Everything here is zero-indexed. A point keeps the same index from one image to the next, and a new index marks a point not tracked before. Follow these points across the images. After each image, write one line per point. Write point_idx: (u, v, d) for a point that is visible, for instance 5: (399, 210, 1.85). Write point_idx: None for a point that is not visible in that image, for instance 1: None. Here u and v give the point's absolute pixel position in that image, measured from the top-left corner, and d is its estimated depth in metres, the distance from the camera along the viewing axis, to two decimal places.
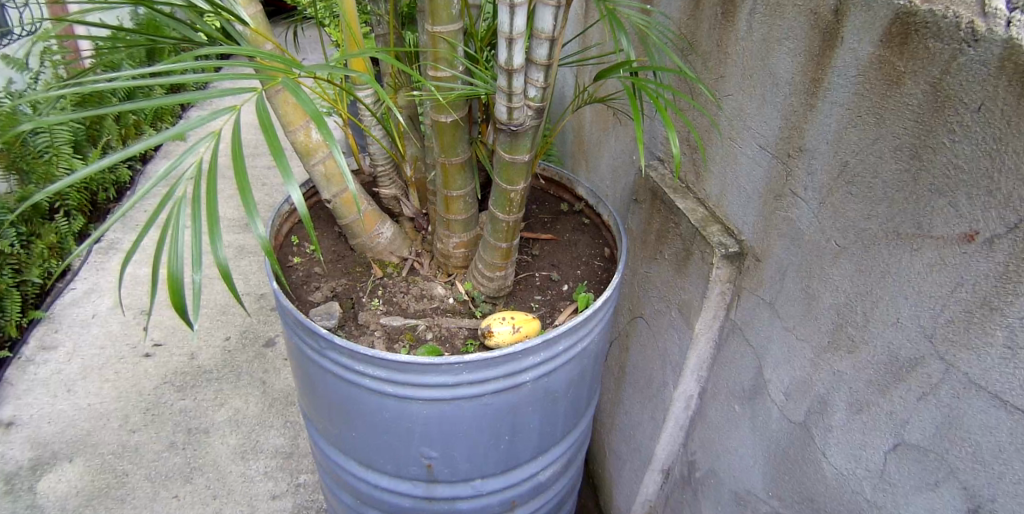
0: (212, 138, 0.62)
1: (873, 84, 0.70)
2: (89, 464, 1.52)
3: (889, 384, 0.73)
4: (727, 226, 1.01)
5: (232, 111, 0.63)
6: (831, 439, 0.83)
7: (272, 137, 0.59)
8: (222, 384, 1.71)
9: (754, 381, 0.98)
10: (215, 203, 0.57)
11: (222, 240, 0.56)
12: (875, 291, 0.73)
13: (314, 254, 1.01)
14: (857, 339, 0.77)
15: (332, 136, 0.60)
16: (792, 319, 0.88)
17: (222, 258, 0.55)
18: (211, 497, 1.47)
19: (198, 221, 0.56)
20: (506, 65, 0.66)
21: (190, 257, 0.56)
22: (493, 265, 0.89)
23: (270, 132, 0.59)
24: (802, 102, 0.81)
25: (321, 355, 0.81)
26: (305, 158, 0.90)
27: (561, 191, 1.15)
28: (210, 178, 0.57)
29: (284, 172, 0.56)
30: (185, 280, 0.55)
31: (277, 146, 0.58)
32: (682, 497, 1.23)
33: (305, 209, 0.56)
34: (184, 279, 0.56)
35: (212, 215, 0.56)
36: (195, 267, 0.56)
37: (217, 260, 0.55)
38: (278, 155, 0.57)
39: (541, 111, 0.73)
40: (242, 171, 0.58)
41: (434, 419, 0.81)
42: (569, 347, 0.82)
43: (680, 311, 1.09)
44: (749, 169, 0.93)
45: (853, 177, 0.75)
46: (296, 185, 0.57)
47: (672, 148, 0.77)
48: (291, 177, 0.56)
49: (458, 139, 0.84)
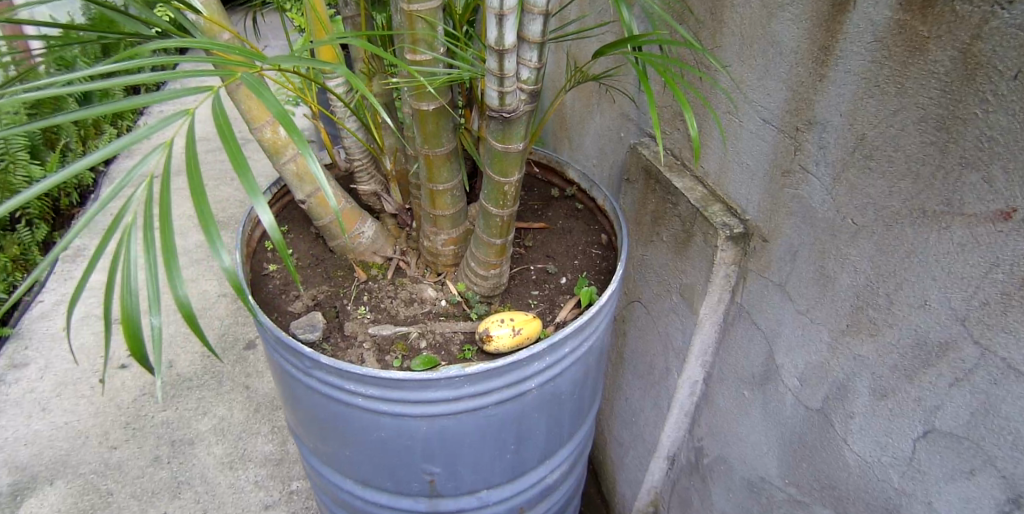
0: (165, 148, 0.55)
1: (892, 51, 0.64)
2: (72, 485, 1.43)
3: (916, 370, 0.69)
4: (729, 205, 0.95)
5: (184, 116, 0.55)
6: (852, 425, 0.79)
7: (234, 147, 0.51)
8: (204, 391, 1.64)
9: (765, 366, 0.93)
10: (171, 233, 0.50)
11: (182, 277, 0.49)
12: (899, 272, 0.68)
13: (291, 259, 0.95)
14: (879, 322, 0.72)
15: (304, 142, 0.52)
16: (805, 302, 0.83)
17: (183, 300, 0.49)
18: (202, 511, 1.41)
19: (153, 255, 0.50)
20: (497, 45, 0.60)
21: (148, 299, 0.50)
22: (487, 262, 0.83)
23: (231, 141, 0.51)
24: (811, 72, 0.75)
25: (307, 375, 0.75)
26: (274, 157, 0.86)
27: (550, 175, 1.09)
28: (164, 203, 0.50)
29: (249, 187, 0.49)
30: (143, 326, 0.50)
31: (239, 160, 0.51)
32: (691, 483, 1.20)
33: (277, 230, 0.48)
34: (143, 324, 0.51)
35: (168, 249, 0.49)
36: (153, 312, 0.50)
37: (179, 301, 0.49)
38: (241, 169, 0.50)
39: (535, 95, 0.66)
40: (202, 189, 0.51)
41: (435, 435, 0.76)
42: (573, 348, 0.77)
43: (682, 296, 1.05)
44: (752, 144, 0.88)
45: (871, 151, 0.69)
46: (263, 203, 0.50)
47: (690, 129, 0.71)
48: (257, 192, 0.49)
49: (442, 127, 0.77)
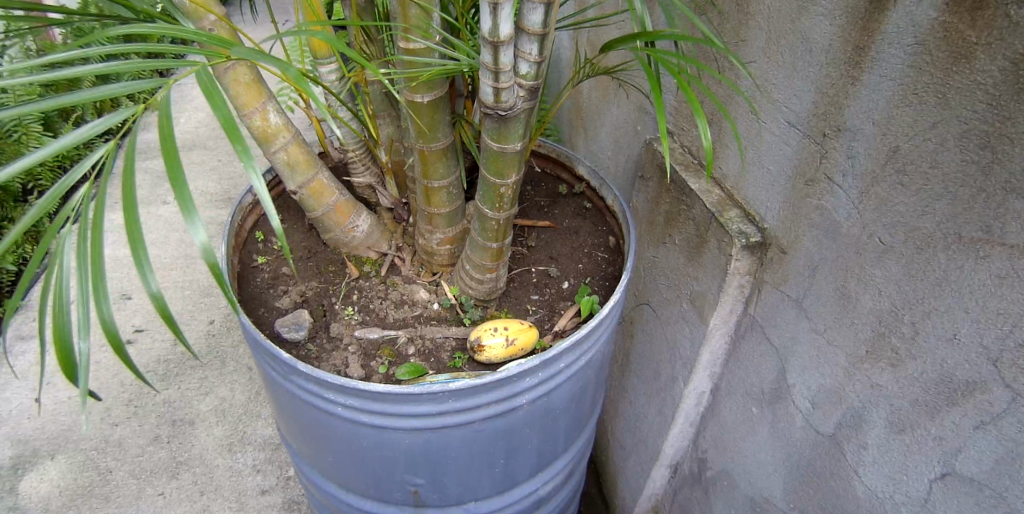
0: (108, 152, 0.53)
1: (934, 56, 0.58)
2: (72, 461, 1.41)
3: (939, 407, 0.63)
4: (746, 211, 0.89)
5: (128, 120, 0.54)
6: (865, 457, 0.74)
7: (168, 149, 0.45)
8: (207, 371, 1.59)
9: (775, 383, 0.88)
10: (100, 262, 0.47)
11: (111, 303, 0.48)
12: (928, 300, 0.62)
13: (282, 251, 0.91)
14: (902, 352, 0.66)
15: (249, 152, 0.45)
16: (822, 322, 0.77)
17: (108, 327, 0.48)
18: (198, 493, 1.38)
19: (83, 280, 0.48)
20: (492, 37, 0.53)
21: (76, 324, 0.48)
22: (482, 266, 0.78)
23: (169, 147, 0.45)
24: (842, 74, 0.68)
25: (287, 380, 0.71)
26: (264, 145, 0.79)
27: (559, 169, 1.03)
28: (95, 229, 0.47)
29: (186, 209, 0.43)
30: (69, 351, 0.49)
31: (177, 176, 0.44)
32: (692, 495, 1.15)
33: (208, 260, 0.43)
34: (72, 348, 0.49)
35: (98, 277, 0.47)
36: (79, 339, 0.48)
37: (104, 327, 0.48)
38: (177, 185, 0.44)
39: (534, 91, 0.60)
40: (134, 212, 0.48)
41: (419, 447, 0.72)
42: (569, 364, 0.73)
43: (692, 303, 0.99)
44: (773, 148, 0.81)
45: (905, 165, 0.63)
46: (201, 227, 0.44)
47: (704, 141, 0.62)
48: (192, 216, 0.43)
49: (437, 121, 0.72)
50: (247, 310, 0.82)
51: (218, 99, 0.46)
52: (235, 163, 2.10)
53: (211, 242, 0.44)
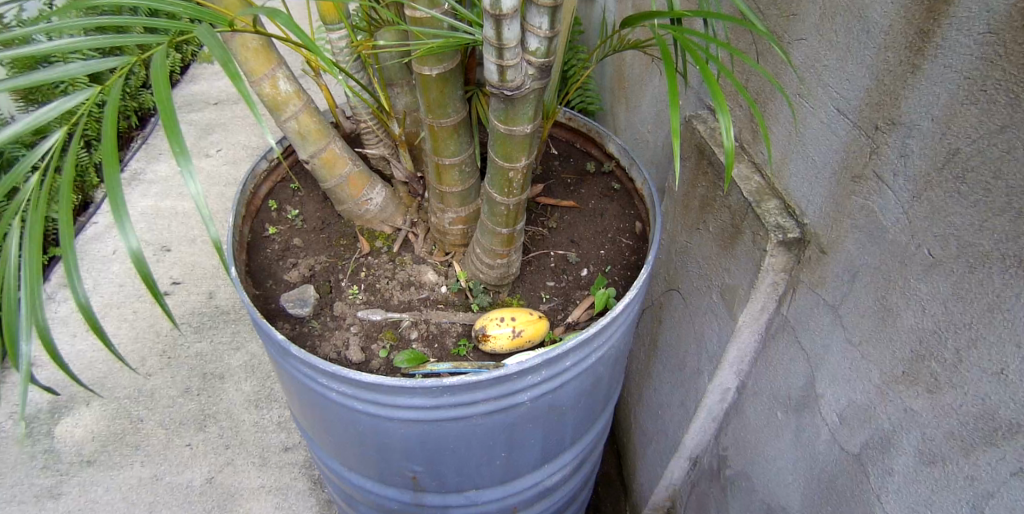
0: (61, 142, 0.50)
1: (1008, 48, 0.49)
2: (106, 408, 1.46)
3: (975, 445, 0.57)
4: (786, 203, 0.82)
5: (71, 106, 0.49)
6: (890, 483, 0.68)
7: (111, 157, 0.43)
8: (239, 325, 1.59)
9: (804, 391, 0.82)
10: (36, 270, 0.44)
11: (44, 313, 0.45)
12: (977, 325, 0.55)
13: (296, 221, 0.89)
14: (941, 378, 0.60)
15: (185, 154, 0.41)
16: (859, 333, 0.70)
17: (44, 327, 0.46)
18: (223, 447, 1.40)
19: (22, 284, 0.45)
20: (493, 9, 0.47)
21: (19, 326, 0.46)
22: (492, 251, 0.74)
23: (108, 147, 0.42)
24: (901, 60, 0.60)
25: (284, 360, 0.69)
26: (274, 113, 0.77)
27: (589, 145, 0.97)
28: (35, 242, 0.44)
29: (119, 222, 0.42)
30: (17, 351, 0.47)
31: (110, 173, 0.42)
32: (710, 490, 1.11)
33: (140, 270, 0.43)
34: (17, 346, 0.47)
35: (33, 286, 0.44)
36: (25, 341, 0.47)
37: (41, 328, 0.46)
38: (108, 183, 0.41)
39: (546, 69, 0.54)
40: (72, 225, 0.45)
41: (415, 437, 0.69)
42: (577, 362, 0.68)
43: (722, 297, 0.93)
44: (820, 138, 0.73)
45: (964, 171, 0.55)
46: (133, 230, 0.43)
47: (726, 138, 0.55)
48: (125, 230, 0.42)
49: (447, 95, 0.67)
50: (253, 282, 0.80)
51: (162, 87, 0.43)
52: None
53: (140, 247, 0.43)
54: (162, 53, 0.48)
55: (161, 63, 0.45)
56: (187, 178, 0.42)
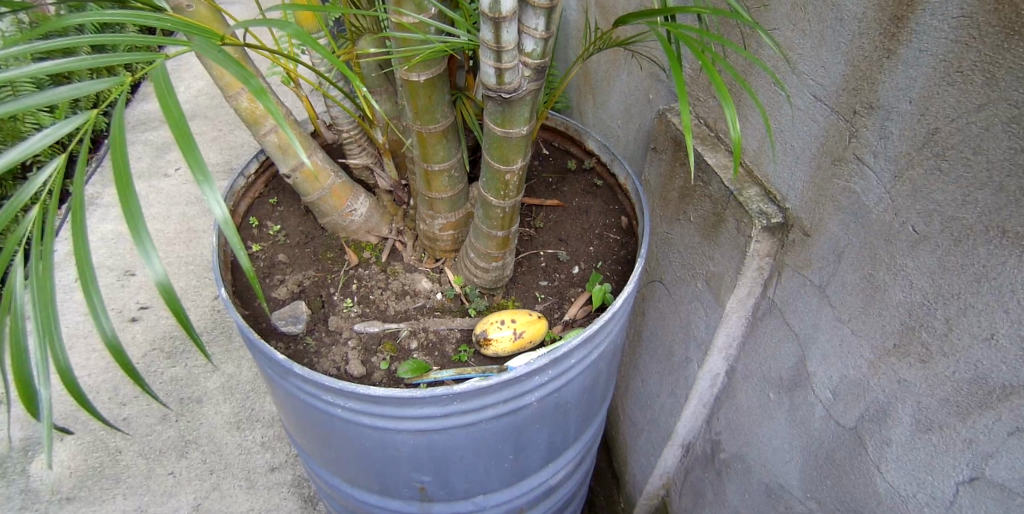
0: (59, 169, 0.49)
1: (983, 30, 0.52)
2: (83, 442, 1.40)
3: (970, 409, 0.59)
4: (766, 189, 0.84)
5: (61, 131, 0.48)
6: (888, 453, 0.70)
7: (124, 187, 0.42)
8: (213, 347, 1.54)
9: (795, 370, 0.84)
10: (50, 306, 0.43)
11: (64, 350, 0.44)
12: (966, 295, 0.58)
13: (278, 237, 0.87)
14: (932, 348, 0.62)
15: (203, 174, 0.41)
16: (847, 311, 0.73)
17: (61, 366, 0.45)
18: (208, 472, 1.36)
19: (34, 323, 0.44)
20: (492, 13, 0.47)
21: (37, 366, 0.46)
22: (487, 255, 0.74)
23: (121, 174, 0.42)
24: (875, 46, 0.62)
25: (284, 380, 0.68)
26: (253, 128, 0.75)
27: (567, 143, 0.97)
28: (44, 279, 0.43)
29: (138, 245, 0.42)
30: (37, 392, 0.47)
31: (124, 200, 0.41)
32: (705, 475, 1.13)
33: (166, 295, 0.43)
34: (34, 388, 0.47)
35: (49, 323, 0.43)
36: (44, 381, 0.46)
37: (58, 366, 0.45)
38: (130, 215, 0.41)
39: (541, 70, 0.54)
40: (85, 261, 0.44)
41: (424, 447, 0.69)
42: (580, 359, 0.69)
43: (707, 284, 0.94)
44: (798, 124, 0.75)
45: (944, 149, 0.57)
46: (155, 257, 0.43)
47: (732, 128, 0.56)
48: (145, 253, 0.42)
49: (435, 101, 0.67)
50: (242, 301, 0.78)
51: (167, 95, 0.42)
52: (236, 132, 2.02)
53: (167, 274, 0.43)
54: (162, 64, 0.47)
55: (163, 70, 0.44)
56: (210, 199, 0.41)
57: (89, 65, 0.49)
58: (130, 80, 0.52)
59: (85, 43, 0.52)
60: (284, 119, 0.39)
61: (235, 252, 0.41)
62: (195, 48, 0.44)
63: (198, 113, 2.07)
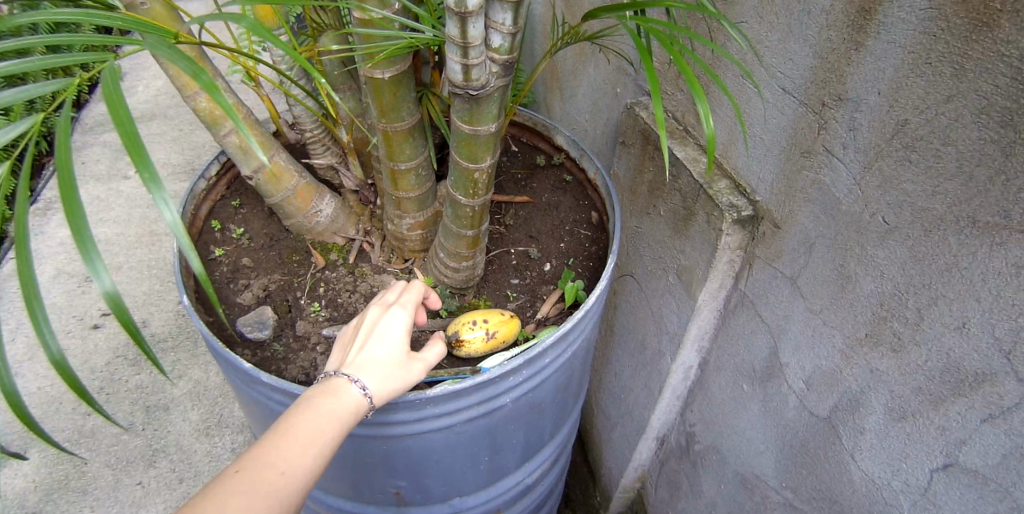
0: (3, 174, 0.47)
1: (951, 22, 0.52)
2: (46, 454, 1.36)
3: (943, 398, 0.60)
4: (736, 182, 0.84)
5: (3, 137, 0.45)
6: (862, 441, 0.71)
7: (70, 196, 0.40)
8: (179, 353, 1.50)
9: (768, 362, 0.84)
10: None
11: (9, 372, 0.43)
12: (936, 285, 0.58)
13: (242, 240, 0.84)
14: (904, 337, 0.62)
15: (156, 181, 0.39)
16: (819, 303, 0.73)
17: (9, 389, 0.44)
18: (178, 481, 1.32)
19: None
20: (457, 8, 0.46)
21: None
22: (458, 254, 0.73)
23: (67, 186, 0.40)
24: (844, 38, 0.62)
25: (252, 389, 0.65)
26: (212, 129, 0.72)
27: (536, 139, 0.96)
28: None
29: (85, 258, 0.40)
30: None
31: (71, 213, 0.39)
32: (680, 467, 1.13)
33: (117, 310, 0.42)
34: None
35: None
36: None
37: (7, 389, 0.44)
38: (75, 226, 0.39)
39: (510, 66, 0.53)
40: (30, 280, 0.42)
41: (398, 451, 0.67)
42: (555, 358, 0.68)
43: (679, 278, 0.94)
44: (766, 117, 0.75)
45: (913, 141, 0.57)
46: (105, 270, 0.41)
47: (707, 124, 0.56)
48: (93, 267, 0.40)
49: (401, 98, 0.65)
50: (205, 309, 0.76)
51: (118, 98, 0.39)
52: (197, 131, 1.96)
53: (116, 287, 0.42)
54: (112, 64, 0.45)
55: (113, 72, 0.42)
56: (162, 207, 0.39)
57: (37, 67, 0.47)
58: (79, 84, 0.50)
59: (38, 44, 0.49)
60: (238, 118, 0.36)
61: (187, 260, 0.39)
62: (147, 44, 0.42)
63: (158, 113, 2.01)
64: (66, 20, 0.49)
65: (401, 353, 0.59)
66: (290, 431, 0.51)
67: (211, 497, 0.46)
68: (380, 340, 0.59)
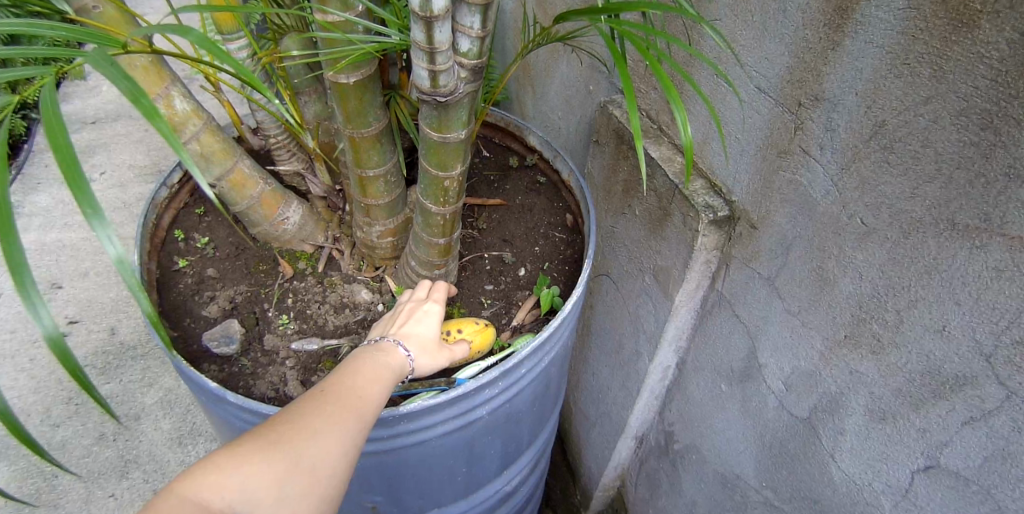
0: None
1: (930, 22, 0.51)
2: (14, 468, 1.31)
3: (923, 400, 0.60)
4: (712, 182, 0.82)
5: None
6: (843, 442, 0.71)
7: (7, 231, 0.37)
8: (149, 360, 1.46)
9: (746, 362, 0.84)
10: None
11: None
12: (915, 287, 0.57)
13: (206, 251, 0.81)
14: (884, 339, 0.62)
15: (98, 215, 0.36)
16: (797, 304, 0.72)
17: None
18: (152, 492, 1.29)
19: None
20: (422, 13, 0.44)
21: None
22: (430, 263, 0.71)
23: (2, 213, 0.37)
24: (820, 38, 0.61)
25: (219, 408, 0.63)
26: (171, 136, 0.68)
27: (508, 139, 0.94)
28: None
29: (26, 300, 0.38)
30: None
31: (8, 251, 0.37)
32: (659, 466, 1.13)
33: (60, 352, 0.40)
34: None
35: None
36: None
37: None
38: (12, 266, 0.37)
39: (479, 71, 0.51)
40: None
41: (372, 468, 0.65)
42: (531, 368, 0.67)
43: (655, 278, 0.93)
44: (741, 117, 0.74)
45: (892, 142, 0.56)
46: (46, 310, 0.40)
47: (684, 129, 0.54)
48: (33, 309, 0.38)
49: (367, 103, 0.63)
50: (169, 324, 0.73)
51: (56, 125, 0.37)
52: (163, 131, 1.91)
53: (58, 328, 0.40)
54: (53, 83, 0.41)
55: (52, 95, 0.39)
56: (104, 240, 0.37)
57: None
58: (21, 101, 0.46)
59: None
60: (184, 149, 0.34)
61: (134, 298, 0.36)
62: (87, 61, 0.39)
63: (123, 112, 1.95)
64: (5, 32, 0.45)
65: (436, 333, 0.65)
66: (359, 372, 0.57)
67: (303, 411, 0.51)
68: (419, 321, 0.65)
